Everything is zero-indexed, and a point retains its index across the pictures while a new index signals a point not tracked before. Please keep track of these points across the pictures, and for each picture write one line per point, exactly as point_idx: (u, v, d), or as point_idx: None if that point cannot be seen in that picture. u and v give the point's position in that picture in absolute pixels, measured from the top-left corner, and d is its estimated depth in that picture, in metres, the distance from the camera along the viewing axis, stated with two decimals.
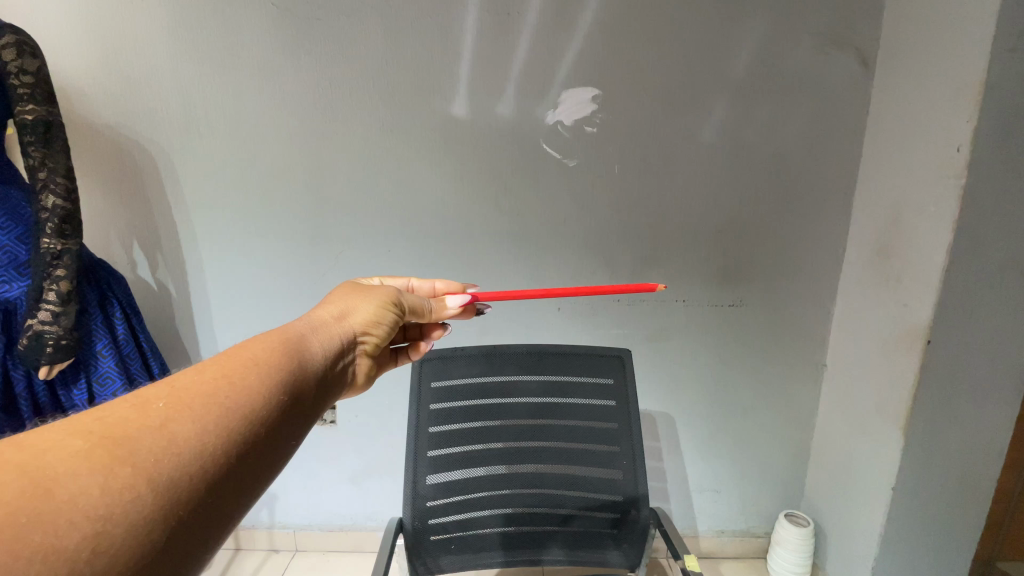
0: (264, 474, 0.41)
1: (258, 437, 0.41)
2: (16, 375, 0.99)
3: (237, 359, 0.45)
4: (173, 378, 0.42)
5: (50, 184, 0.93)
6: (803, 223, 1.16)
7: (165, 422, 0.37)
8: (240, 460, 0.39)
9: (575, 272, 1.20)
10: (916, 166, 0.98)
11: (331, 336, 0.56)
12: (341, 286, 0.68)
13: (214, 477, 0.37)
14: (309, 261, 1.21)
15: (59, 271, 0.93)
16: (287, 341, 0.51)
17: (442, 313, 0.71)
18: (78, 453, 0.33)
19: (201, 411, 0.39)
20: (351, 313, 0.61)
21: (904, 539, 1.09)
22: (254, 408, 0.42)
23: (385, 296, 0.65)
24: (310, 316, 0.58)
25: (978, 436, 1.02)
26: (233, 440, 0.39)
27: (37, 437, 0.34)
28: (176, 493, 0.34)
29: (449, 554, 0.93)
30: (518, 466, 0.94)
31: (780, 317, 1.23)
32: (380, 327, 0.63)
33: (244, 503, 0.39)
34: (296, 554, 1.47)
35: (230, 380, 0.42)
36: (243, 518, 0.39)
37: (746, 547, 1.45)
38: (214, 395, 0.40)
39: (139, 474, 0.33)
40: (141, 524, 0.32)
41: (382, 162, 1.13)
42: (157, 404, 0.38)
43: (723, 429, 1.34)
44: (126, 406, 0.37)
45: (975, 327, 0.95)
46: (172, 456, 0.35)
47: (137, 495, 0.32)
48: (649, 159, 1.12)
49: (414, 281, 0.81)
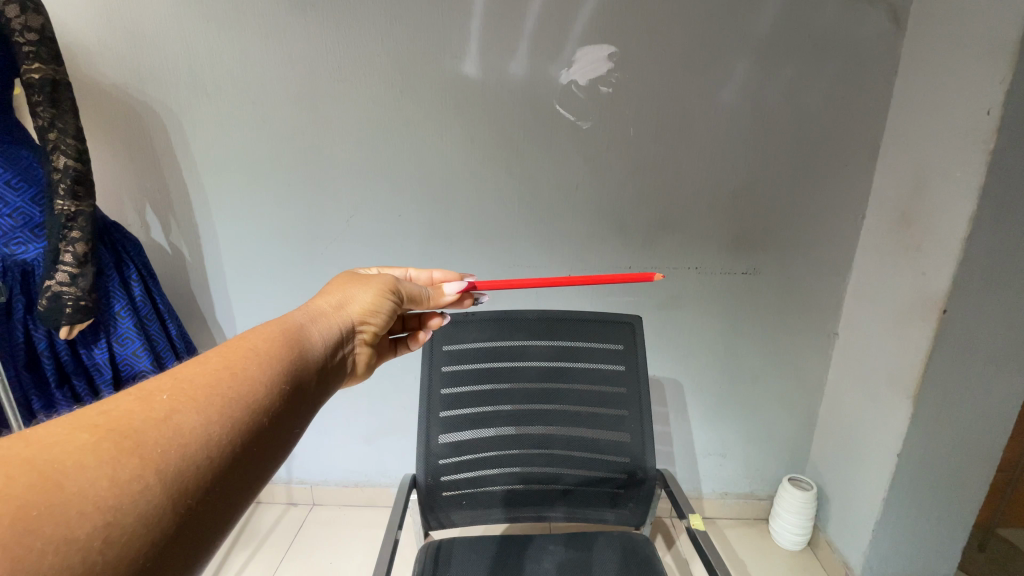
0: (270, 462, 0.42)
1: (262, 427, 0.42)
2: (37, 335, 1.01)
3: (238, 350, 0.45)
4: (174, 370, 0.42)
5: (60, 145, 0.92)
6: (821, 190, 1.13)
7: (170, 414, 0.37)
8: (246, 449, 0.40)
9: (587, 237, 1.20)
10: (944, 129, 0.94)
11: (331, 326, 0.57)
12: (339, 275, 0.67)
13: (220, 466, 0.37)
14: (319, 225, 1.21)
15: (74, 232, 0.94)
16: (287, 331, 0.51)
17: (440, 301, 0.71)
18: (85, 446, 0.33)
19: (206, 403, 0.39)
20: (350, 303, 0.61)
21: (903, 503, 1.11)
22: (257, 398, 0.42)
23: (383, 285, 0.65)
24: (308, 307, 0.58)
25: (989, 406, 1.02)
26: (238, 430, 0.39)
27: (43, 432, 0.33)
28: (185, 482, 0.35)
29: (460, 510, 0.97)
30: (528, 429, 0.96)
31: (793, 286, 1.22)
32: (378, 316, 0.63)
33: (253, 489, 0.40)
34: (314, 507, 1.54)
35: (232, 371, 0.43)
36: (251, 504, 0.40)
37: (748, 510, 1.49)
38: (218, 386, 0.41)
39: (146, 465, 0.33)
40: (152, 513, 0.32)
41: (393, 124, 1.11)
42: (162, 396, 0.38)
43: (731, 395, 1.36)
44: (129, 399, 0.37)
45: (993, 297, 0.94)
46: (179, 447, 0.35)
47: (145, 484, 0.33)
48: (665, 122, 1.09)
49: (413, 270, 0.80)
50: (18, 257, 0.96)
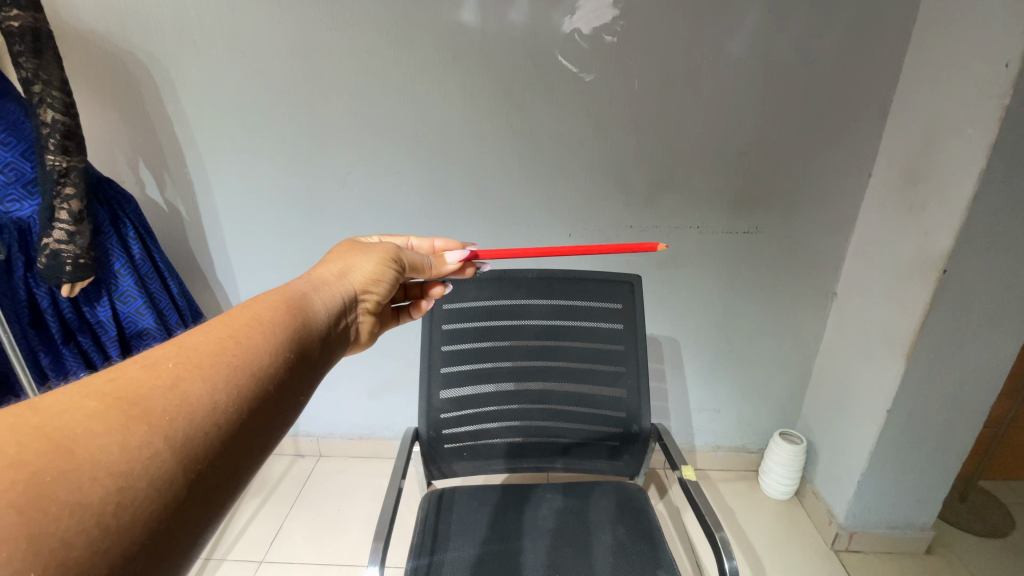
0: (276, 428, 0.43)
1: (267, 394, 0.42)
2: (39, 293, 1.02)
3: (241, 319, 0.46)
4: (178, 339, 0.42)
5: (46, 98, 0.89)
6: (828, 146, 1.10)
7: (177, 381, 0.38)
8: (252, 416, 0.41)
9: (588, 195, 1.18)
10: (959, 83, 0.91)
11: (333, 295, 0.57)
12: (340, 243, 0.67)
13: (227, 432, 0.38)
14: (317, 182, 1.19)
15: (68, 189, 0.93)
16: (289, 300, 0.51)
17: (442, 270, 0.71)
18: (94, 413, 0.33)
19: (211, 371, 0.40)
20: (351, 271, 0.61)
21: (889, 456, 1.15)
22: (261, 367, 0.43)
23: (384, 253, 0.65)
24: (310, 276, 0.58)
25: (980, 364, 1.04)
26: (243, 398, 0.40)
27: (52, 400, 0.34)
28: (193, 448, 0.36)
29: (461, 461, 1.01)
30: (527, 384, 0.98)
31: (794, 245, 1.21)
32: (380, 285, 0.63)
33: (261, 454, 0.41)
34: (320, 459, 1.60)
35: (236, 340, 0.43)
36: (259, 468, 0.41)
37: (739, 462, 1.54)
38: (223, 354, 0.41)
39: (155, 432, 0.34)
40: (163, 478, 0.33)
41: (388, 75, 1.07)
42: (167, 364, 0.39)
43: (727, 353, 1.38)
44: (136, 367, 0.38)
45: (994, 257, 0.94)
46: (186, 414, 0.36)
47: (155, 450, 0.33)
48: (671, 75, 1.05)
49: (414, 239, 0.79)
50: (13, 215, 0.95)
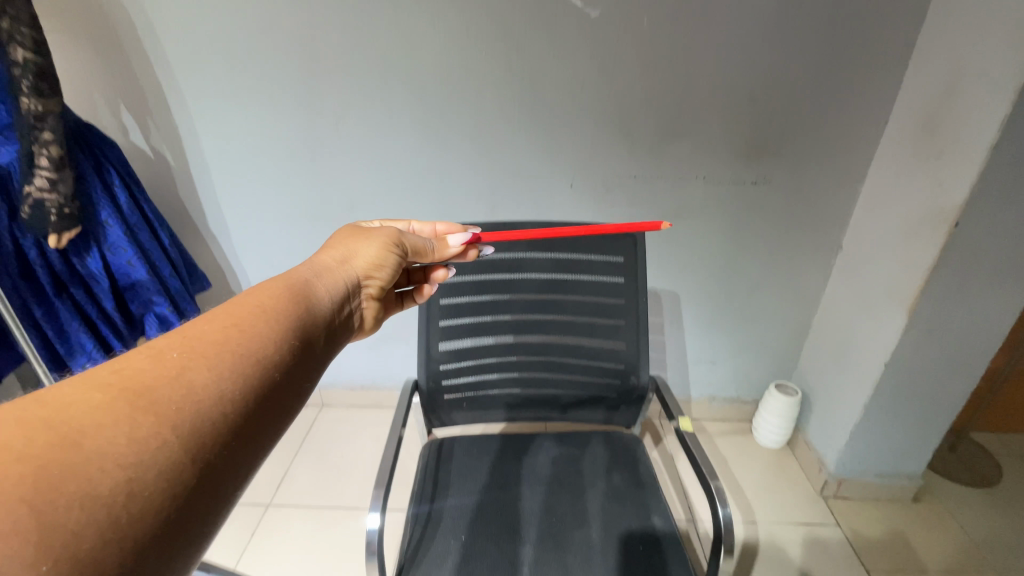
0: (284, 417, 0.42)
1: (274, 382, 0.41)
2: (25, 244, 0.99)
3: (245, 306, 0.44)
4: (183, 328, 0.41)
5: (15, 35, 0.83)
6: (845, 90, 1.05)
7: (183, 371, 0.36)
8: (260, 405, 0.40)
9: (591, 142, 1.13)
10: (991, 21, 0.85)
11: (336, 282, 0.55)
12: (341, 229, 0.65)
13: (235, 422, 0.37)
14: (308, 127, 1.14)
15: (46, 135, 0.88)
16: (292, 287, 0.50)
17: (444, 254, 0.69)
18: (100, 405, 0.32)
19: (217, 360, 0.38)
20: (354, 258, 0.60)
21: (883, 408, 1.17)
22: (267, 355, 0.42)
23: (386, 238, 0.63)
24: (311, 263, 0.57)
25: (983, 319, 1.03)
26: (250, 387, 0.39)
27: (56, 391, 0.33)
28: (201, 438, 0.34)
29: (461, 410, 1.02)
30: (526, 336, 0.98)
31: (802, 196, 1.18)
32: (383, 271, 0.61)
33: (269, 444, 0.40)
34: (322, 408, 1.63)
35: (241, 328, 0.42)
36: (269, 456, 0.40)
37: (733, 413, 1.57)
38: (228, 343, 0.40)
39: (163, 422, 0.33)
40: (172, 468, 0.32)
41: (379, 9, 1.00)
42: (172, 353, 0.38)
43: (728, 307, 1.37)
44: (141, 356, 0.37)
45: (1009, 209, 0.91)
46: (194, 404, 0.35)
47: (163, 441, 0.32)
48: (682, 10, 0.98)
49: (415, 224, 0.77)
50: None
